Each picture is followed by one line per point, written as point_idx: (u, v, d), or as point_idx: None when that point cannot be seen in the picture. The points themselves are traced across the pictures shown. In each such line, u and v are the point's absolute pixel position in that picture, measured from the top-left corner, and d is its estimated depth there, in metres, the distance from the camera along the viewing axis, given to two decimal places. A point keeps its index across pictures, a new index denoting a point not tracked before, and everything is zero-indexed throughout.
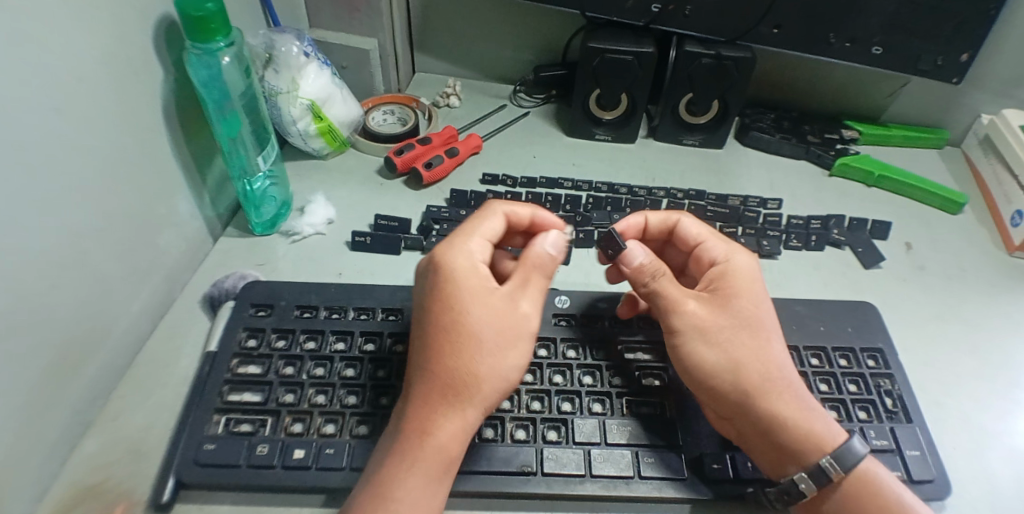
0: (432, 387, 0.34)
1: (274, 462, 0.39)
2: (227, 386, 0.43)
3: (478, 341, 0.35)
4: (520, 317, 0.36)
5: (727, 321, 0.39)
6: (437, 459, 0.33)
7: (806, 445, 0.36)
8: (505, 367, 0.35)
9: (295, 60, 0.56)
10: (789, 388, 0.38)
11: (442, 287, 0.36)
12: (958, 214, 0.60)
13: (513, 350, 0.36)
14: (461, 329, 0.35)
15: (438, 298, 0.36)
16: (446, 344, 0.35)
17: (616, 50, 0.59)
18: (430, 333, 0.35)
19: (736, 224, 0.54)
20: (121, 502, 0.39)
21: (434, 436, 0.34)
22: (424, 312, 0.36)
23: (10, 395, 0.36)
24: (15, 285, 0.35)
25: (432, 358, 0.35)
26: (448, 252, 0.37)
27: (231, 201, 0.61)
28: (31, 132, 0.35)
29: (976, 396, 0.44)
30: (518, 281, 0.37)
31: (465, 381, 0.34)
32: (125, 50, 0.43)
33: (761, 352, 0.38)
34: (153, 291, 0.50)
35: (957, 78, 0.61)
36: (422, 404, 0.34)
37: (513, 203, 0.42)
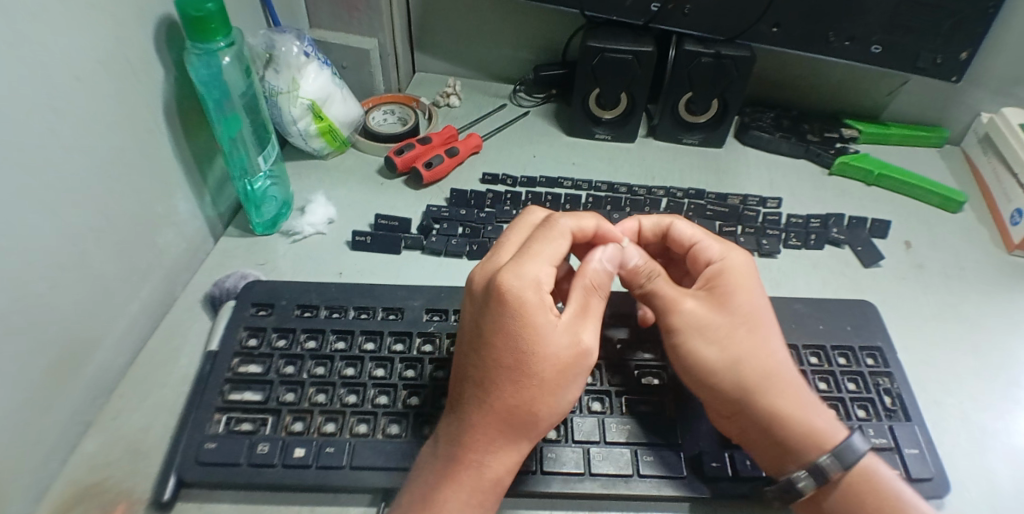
0: (494, 423, 0.34)
1: (274, 461, 0.40)
2: (228, 385, 0.43)
3: (544, 380, 0.34)
4: (582, 353, 0.35)
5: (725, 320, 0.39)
6: (492, 488, 0.34)
7: (807, 443, 0.36)
8: (564, 402, 0.35)
9: (295, 60, 0.56)
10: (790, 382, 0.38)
11: (508, 323, 0.34)
12: (958, 213, 0.60)
13: (571, 383, 0.35)
14: (523, 368, 0.34)
15: (504, 330, 0.34)
16: (504, 380, 0.34)
17: (615, 49, 0.59)
18: (487, 366, 0.34)
19: (735, 223, 0.55)
20: (122, 500, 0.39)
21: (488, 466, 0.34)
22: (486, 341, 0.34)
23: (12, 394, 0.36)
24: (16, 285, 0.35)
25: (487, 393, 0.34)
26: (516, 281, 0.34)
27: (232, 201, 0.61)
28: (30, 132, 0.35)
29: (974, 394, 0.44)
30: (577, 307, 0.37)
31: (522, 418, 0.34)
32: (124, 51, 0.43)
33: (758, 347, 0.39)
34: (153, 290, 0.50)
35: (957, 76, 0.61)
36: (477, 437, 0.34)
37: (575, 215, 0.41)
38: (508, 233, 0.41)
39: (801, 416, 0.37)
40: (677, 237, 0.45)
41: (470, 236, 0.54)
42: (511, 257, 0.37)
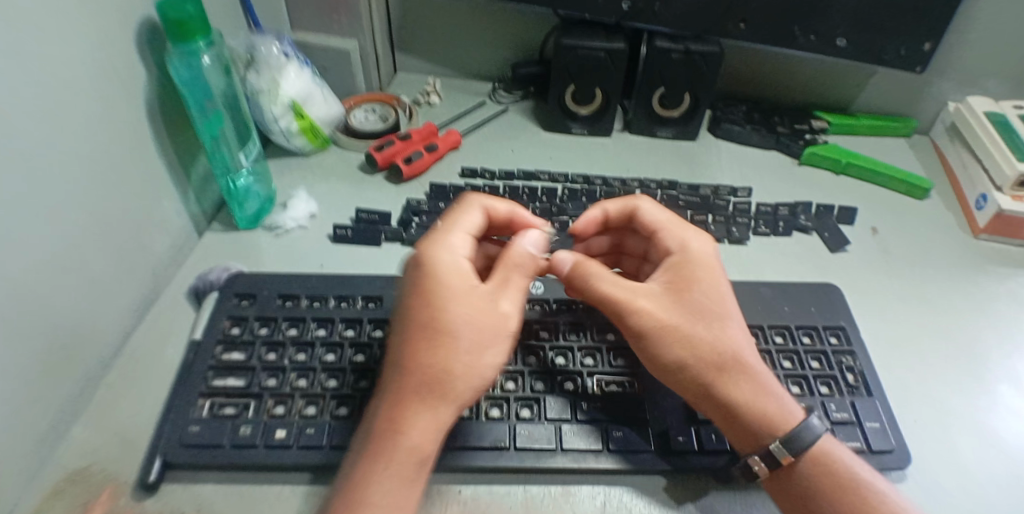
0: (411, 388, 0.34)
1: (256, 442, 0.41)
2: (212, 372, 0.44)
3: (455, 337, 0.35)
4: (500, 317, 0.37)
5: (664, 322, 0.39)
6: (414, 465, 0.33)
7: (764, 430, 0.37)
8: (486, 364, 0.36)
9: (275, 60, 0.58)
10: (745, 367, 0.38)
11: (422, 284, 0.38)
12: (925, 200, 0.61)
13: (490, 349, 0.36)
14: (435, 326, 0.36)
15: (426, 295, 0.37)
16: (418, 340, 0.36)
17: (588, 47, 0.60)
18: (405, 331, 0.36)
19: (707, 212, 0.56)
20: (108, 486, 0.40)
21: (409, 435, 0.34)
22: (410, 311, 0.37)
23: (2, 383, 0.37)
24: (4, 276, 0.36)
25: (406, 358, 0.35)
26: (431, 250, 0.39)
27: (216, 198, 0.62)
28: (18, 128, 0.37)
29: (935, 371, 0.46)
30: (498, 280, 0.39)
31: (439, 383, 0.35)
32: (108, 50, 0.45)
33: (697, 346, 0.38)
34: (140, 285, 0.51)
35: (921, 66, 0.62)
36: (398, 403, 0.34)
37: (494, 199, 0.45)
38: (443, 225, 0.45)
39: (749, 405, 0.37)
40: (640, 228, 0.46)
41: None
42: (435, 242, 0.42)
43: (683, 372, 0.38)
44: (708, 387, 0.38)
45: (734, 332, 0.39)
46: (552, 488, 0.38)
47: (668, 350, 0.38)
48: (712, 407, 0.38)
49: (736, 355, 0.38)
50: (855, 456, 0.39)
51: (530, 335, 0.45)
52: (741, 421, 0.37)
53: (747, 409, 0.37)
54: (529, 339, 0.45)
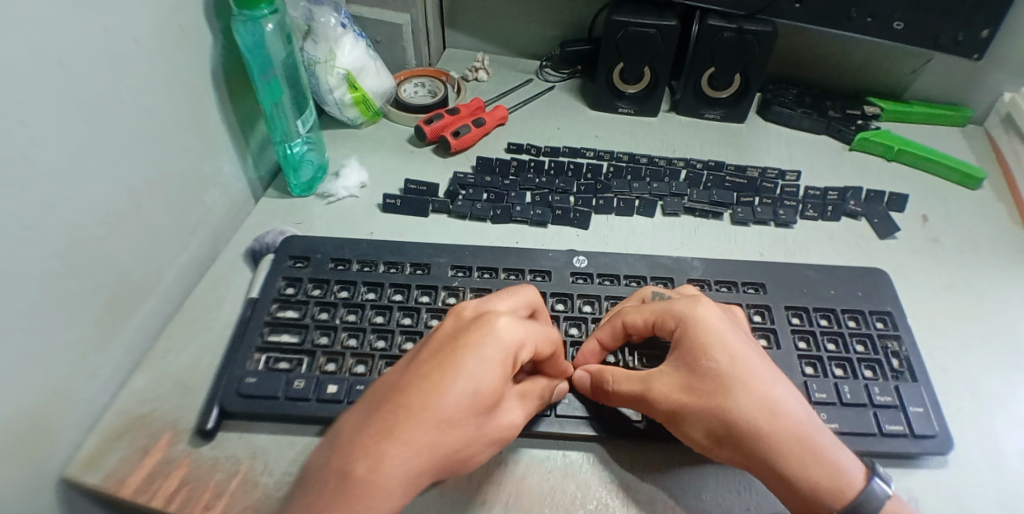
0: (420, 444, 0.30)
1: (309, 395, 0.43)
2: (267, 328, 0.47)
3: (478, 428, 0.33)
4: (509, 428, 0.35)
5: (702, 385, 0.36)
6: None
7: (825, 495, 0.34)
8: (473, 459, 0.34)
9: (332, 31, 0.60)
10: (798, 434, 0.35)
11: (486, 351, 0.32)
12: (976, 190, 0.60)
13: (482, 450, 0.34)
14: (475, 405, 0.32)
15: (480, 365, 0.32)
16: (453, 406, 0.31)
17: (640, 24, 0.60)
18: (443, 378, 0.32)
19: (753, 194, 0.56)
20: (167, 431, 0.43)
21: (381, 485, 0.30)
22: (455, 368, 0.32)
23: (65, 328, 0.40)
24: (75, 226, 0.39)
25: (434, 405, 0.31)
26: (511, 322, 0.34)
27: (272, 165, 0.64)
28: (91, 88, 0.39)
29: (981, 360, 0.45)
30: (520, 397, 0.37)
31: (443, 455, 0.31)
32: (177, 17, 0.47)
33: (740, 416, 0.35)
34: (198, 245, 0.54)
35: (978, 54, 0.60)
36: (395, 448, 0.30)
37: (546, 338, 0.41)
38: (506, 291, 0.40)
39: (800, 474, 0.34)
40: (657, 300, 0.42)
41: (495, 201, 0.57)
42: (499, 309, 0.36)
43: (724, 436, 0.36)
44: (754, 457, 0.35)
45: (782, 396, 0.36)
46: (590, 455, 0.41)
47: (706, 412, 0.36)
48: (766, 473, 0.36)
49: (784, 420, 0.35)
50: (896, 440, 0.39)
51: (571, 309, 0.47)
52: (793, 489, 0.35)
53: (800, 475, 0.34)
54: (571, 310, 0.46)
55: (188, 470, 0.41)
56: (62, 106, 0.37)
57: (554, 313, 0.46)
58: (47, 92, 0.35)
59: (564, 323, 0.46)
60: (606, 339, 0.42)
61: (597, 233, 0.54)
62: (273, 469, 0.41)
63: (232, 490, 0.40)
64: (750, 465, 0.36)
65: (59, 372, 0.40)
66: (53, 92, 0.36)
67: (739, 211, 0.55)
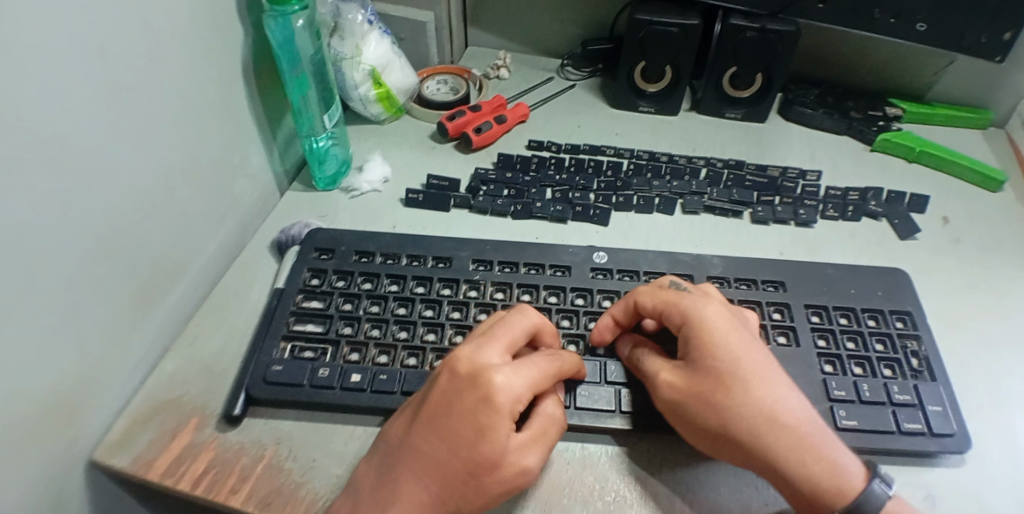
0: (424, 506, 0.35)
1: (334, 384, 0.44)
2: (293, 317, 0.48)
3: (484, 481, 0.35)
4: (526, 472, 0.36)
5: (705, 384, 0.37)
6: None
7: (826, 495, 0.35)
8: (490, 506, 0.36)
9: (359, 28, 0.61)
10: (797, 433, 0.36)
11: (479, 418, 0.35)
12: (999, 192, 0.60)
13: (500, 496, 0.36)
14: (473, 467, 0.35)
15: (471, 428, 0.35)
16: (452, 471, 0.35)
17: (662, 22, 0.61)
18: (443, 447, 0.35)
19: (773, 193, 0.56)
20: (195, 415, 0.44)
21: None
22: (446, 433, 0.35)
23: (97, 313, 0.41)
24: (110, 213, 0.41)
25: (436, 472, 0.35)
26: (501, 383, 0.36)
27: (297, 158, 0.66)
28: (128, 79, 0.40)
29: (1004, 363, 0.45)
30: (535, 430, 0.37)
31: (448, 509, 0.35)
32: (210, 13, 0.48)
33: (739, 415, 0.36)
34: (225, 236, 0.56)
35: (1000, 57, 0.59)
36: (403, 509, 0.35)
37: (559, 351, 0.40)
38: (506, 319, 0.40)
39: (800, 474, 0.35)
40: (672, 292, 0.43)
41: (515, 197, 0.57)
42: (497, 357, 0.38)
43: (726, 437, 0.36)
44: (753, 454, 0.36)
45: (783, 397, 0.37)
46: (608, 447, 0.41)
47: (707, 411, 0.37)
48: (762, 470, 0.36)
49: (785, 421, 0.36)
50: (914, 438, 0.39)
51: (591, 304, 0.47)
52: (793, 489, 0.35)
53: (799, 476, 0.35)
54: (591, 306, 0.47)
55: (215, 454, 0.42)
56: (99, 98, 0.38)
57: (573, 307, 0.47)
58: (88, 81, 0.37)
59: (584, 318, 0.46)
60: (619, 315, 0.43)
61: (617, 231, 0.55)
62: (297, 454, 0.42)
63: (258, 473, 0.41)
64: (747, 462, 0.37)
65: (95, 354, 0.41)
66: (95, 83, 0.37)
67: (760, 210, 0.55)
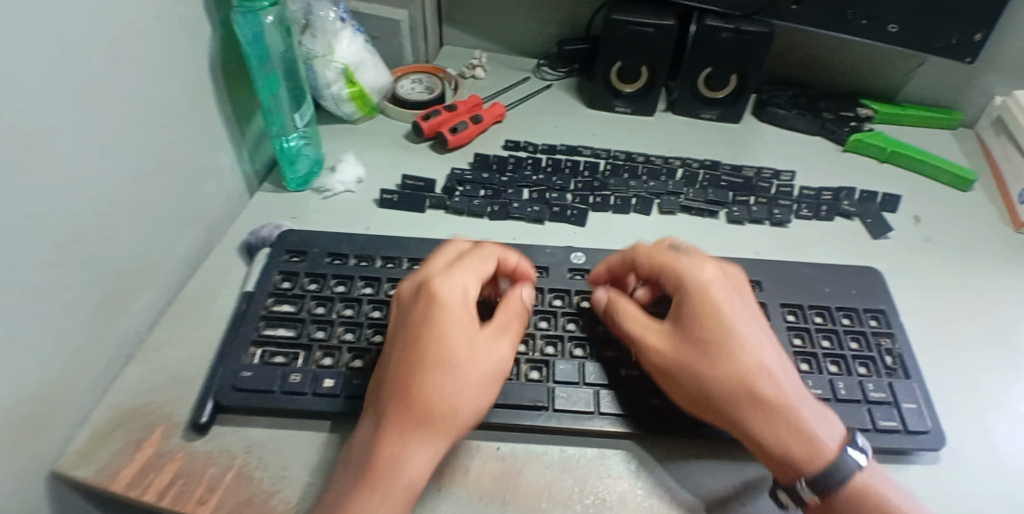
0: (414, 422, 0.34)
1: (306, 389, 0.43)
2: (263, 322, 0.46)
3: (464, 374, 0.36)
4: (500, 360, 0.38)
5: (691, 353, 0.37)
6: (401, 492, 0.33)
7: (807, 462, 0.35)
8: (483, 404, 0.37)
9: (331, 25, 0.60)
10: (780, 402, 0.36)
11: (433, 317, 0.37)
12: (968, 192, 0.61)
13: (486, 390, 0.37)
14: (447, 365, 0.36)
15: (428, 326, 0.37)
16: (427, 377, 0.35)
17: (638, 22, 0.61)
18: (411, 356, 0.36)
19: (749, 193, 0.57)
20: (161, 424, 0.42)
21: (403, 470, 0.33)
22: (408, 343, 0.36)
23: (60, 320, 0.39)
24: (75, 214, 0.39)
25: (411, 381, 0.35)
26: (444, 285, 0.38)
27: (268, 159, 0.64)
28: (92, 73, 0.38)
29: (973, 358, 0.46)
30: (498, 325, 0.39)
31: (441, 416, 0.35)
32: (176, 6, 0.46)
33: (721, 381, 0.36)
34: (193, 238, 0.54)
35: (971, 58, 0.61)
36: (396, 432, 0.34)
37: (501, 249, 0.44)
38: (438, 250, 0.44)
39: (780, 439, 0.35)
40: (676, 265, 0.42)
41: (492, 197, 0.57)
42: (439, 269, 0.40)
43: (708, 402, 0.37)
44: (733, 419, 0.36)
45: (768, 364, 0.37)
46: (587, 450, 0.40)
47: (690, 376, 0.37)
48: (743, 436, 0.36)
49: (768, 389, 0.36)
50: (890, 435, 0.39)
51: (569, 305, 0.47)
52: (772, 454, 0.35)
53: (776, 444, 0.35)
54: (569, 306, 0.47)
55: (183, 464, 0.40)
56: (61, 93, 0.36)
57: (551, 308, 0.46)
58: (50, 75, 0.35)
59: (561, 319, 0.46)
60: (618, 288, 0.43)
61: (595, 232, 0.54)
62: (268, 463, 0.41)
63: (227, 483, 0.40)
64: (730, 428, 0.37)
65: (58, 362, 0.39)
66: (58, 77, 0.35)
67: (735, 210, 0.55)
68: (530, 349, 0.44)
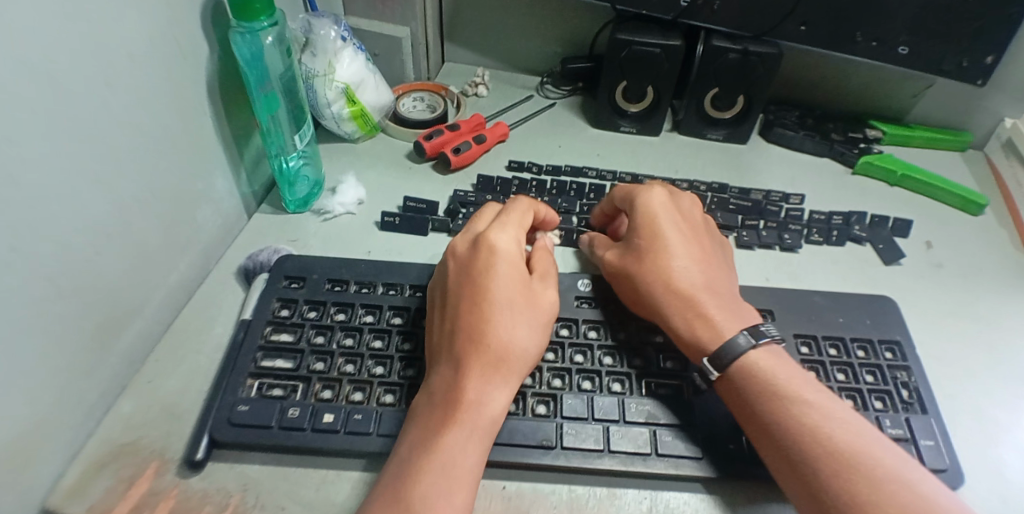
0: (486, 361, 0.39)
1: (304, 425, 0.41)
2: (261, 353, 0.45)
3: (523, 316, 0.41)
4: (552, 302, 0.43)
5: (630, 256, 0.47)
6: (488, 421, 0.37)
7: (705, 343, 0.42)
8: (542, 344, 0.42)
9: (331, 44, 0.59)
10: (687, 294, 0.44)
11: (489, 264, 0.43)
12: (978, 216, 0.60)
13: (544, 327, 0.42)
14: (509, 305, 0.41)
15: (491, 273, 0.42)
16: (492, 317, 0.40)
17: (644, 43, 0.60)
18: (475, 302, 0.41)
19: (758, 217, 0.56)
20: (154, 460, 0.41)
21: (486, 404, 0.38)
22: (475, 283, 0.42)
23: (50, 354, 0.38)
24: (64, 244, 0.37)
25: (479, 323, 0.40)
26: (496, 235, 0.44)
27: (266, 179, 0.63)
28: (84, 98, 0.37)
29: (992, 393, 0.45)
30: (542, 271, 0.45)
31: (510, 353, 0.39)
32: (172, 27, 0.45)
33: (642, 273, 0.46)
34: (188, 262, 0.52)
35: (982, 80, 0.61)
36: (472, 369, 0.38)
37: (537, 207, 0.50)
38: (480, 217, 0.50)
39: (688, 324, 0.43)
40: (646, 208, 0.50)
41: None
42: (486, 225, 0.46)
43: (634, 295, 0.46)
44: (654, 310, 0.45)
45: (688, 267, 0.46)
46: (596, 489, 0.39)
47: (624, 273, 0.47)
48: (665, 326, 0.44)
49: (679, 283, 0.45)
50: None
51: (576, 335, 0.45)
52: (679, 336, 0.43)
53: (681, 326, 0.43)
54: (577, 337, 0.45)
55: (176, 503, 0.39)
56: (50, 122, 0.35)
57: (558, 339, 0.45)
58: (38, 103, 0.33)
59: (569, 350, 0.44)
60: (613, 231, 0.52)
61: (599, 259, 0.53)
62: (264, 502, 0.39)
63: None
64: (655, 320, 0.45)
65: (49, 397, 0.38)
66: (47, 104, 0.34)
67: (745, 234, 0.54)
68: (537, 382, 0.42)
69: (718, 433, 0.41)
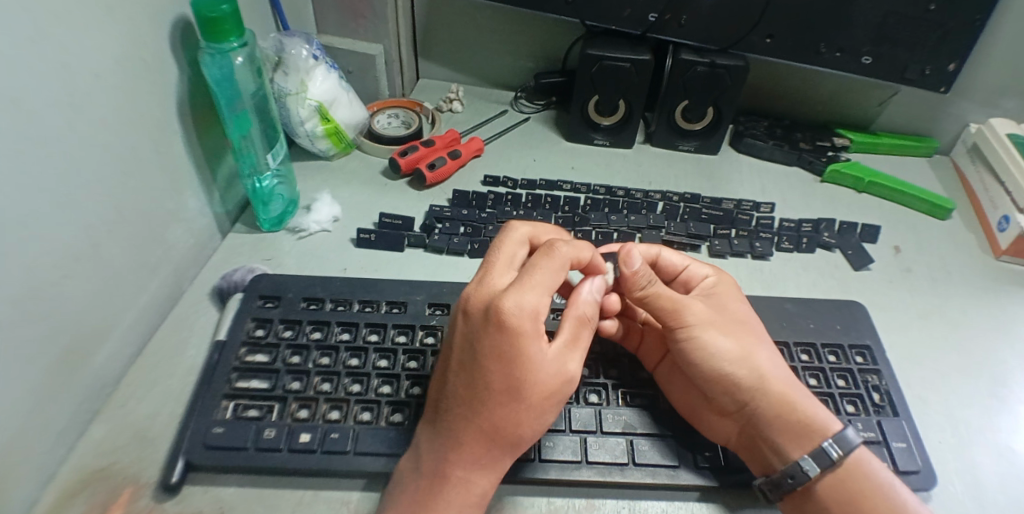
0: (482, 444, 0.36)
1: (280, 445, 0.41)
2: (235, 374, 0.44)
3: (531, 403, 0.36)
4: (567, 379, 0.37)
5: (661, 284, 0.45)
6: (473, 501, 0.35)
7: (771, 382, 0.39)
8: (547, 421, 0.38)
9: (303, 62, 0.59)
10: (741, 325, 0.42)
11: (502, 343, 0.35)
12: (945, 220, 0.62)
13: (553, 408, 0.37)
14: (516, 392, 0.35)
15: (498, 355, 0.35)
16: (494, 403, 0.35)
17: (614, 57, 0.61)
18: (477, 381, 0.35)
19: (729, 226, 0.57)
20: (128, 485, 0.40)
21: (472, 485, 0.36)
22: (478, 363, 0.36)
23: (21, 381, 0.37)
24: (34, 267, 0.37)
25: (480, 407, 0.35)
26: (514, 306, 0.35)
27: (240, 198, 0.62)
28: (52, 121, 0.37)
29: (962, 393, 0.46)
30: (569, 336, 0.38)
31: (509, 440, 0.36)
32: (140, 49, 0.45)
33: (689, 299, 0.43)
34: (162, 282, 0.51)
35: (945, 87, 0.63)
36: (465, 453, 0.35)
37: (575, 243, 0.41)
38: (504, 248, 0.41)
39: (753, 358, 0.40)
40: (666, 266, 0.47)
41: (472, 235, 0.56)
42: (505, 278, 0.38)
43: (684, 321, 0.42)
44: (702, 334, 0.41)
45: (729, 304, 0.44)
46: (575, 501, 0.39)
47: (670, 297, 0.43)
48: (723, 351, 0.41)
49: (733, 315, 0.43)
50: None
51: None
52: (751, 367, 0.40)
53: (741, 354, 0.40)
54: None
55: None
56: (18, 144, 0.34)
57: None
58: (5, 126, 0.33)
59: None
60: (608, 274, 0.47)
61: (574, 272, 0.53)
62: None
63: None
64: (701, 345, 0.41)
65: (18, 423, 0.37)
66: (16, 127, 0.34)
67: (716, 243, 0.55)
68: None
69: (696, 443, 0.40)
